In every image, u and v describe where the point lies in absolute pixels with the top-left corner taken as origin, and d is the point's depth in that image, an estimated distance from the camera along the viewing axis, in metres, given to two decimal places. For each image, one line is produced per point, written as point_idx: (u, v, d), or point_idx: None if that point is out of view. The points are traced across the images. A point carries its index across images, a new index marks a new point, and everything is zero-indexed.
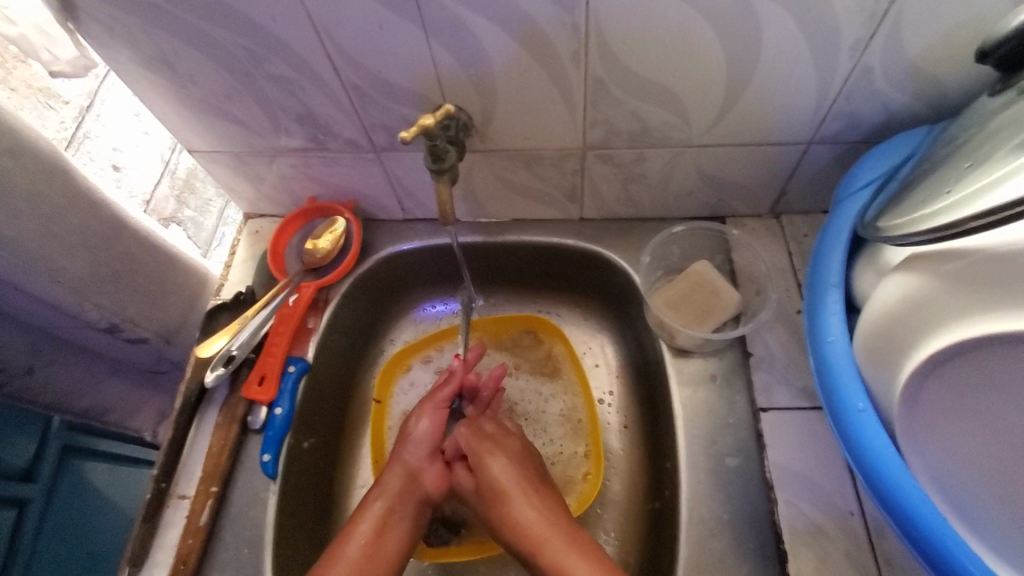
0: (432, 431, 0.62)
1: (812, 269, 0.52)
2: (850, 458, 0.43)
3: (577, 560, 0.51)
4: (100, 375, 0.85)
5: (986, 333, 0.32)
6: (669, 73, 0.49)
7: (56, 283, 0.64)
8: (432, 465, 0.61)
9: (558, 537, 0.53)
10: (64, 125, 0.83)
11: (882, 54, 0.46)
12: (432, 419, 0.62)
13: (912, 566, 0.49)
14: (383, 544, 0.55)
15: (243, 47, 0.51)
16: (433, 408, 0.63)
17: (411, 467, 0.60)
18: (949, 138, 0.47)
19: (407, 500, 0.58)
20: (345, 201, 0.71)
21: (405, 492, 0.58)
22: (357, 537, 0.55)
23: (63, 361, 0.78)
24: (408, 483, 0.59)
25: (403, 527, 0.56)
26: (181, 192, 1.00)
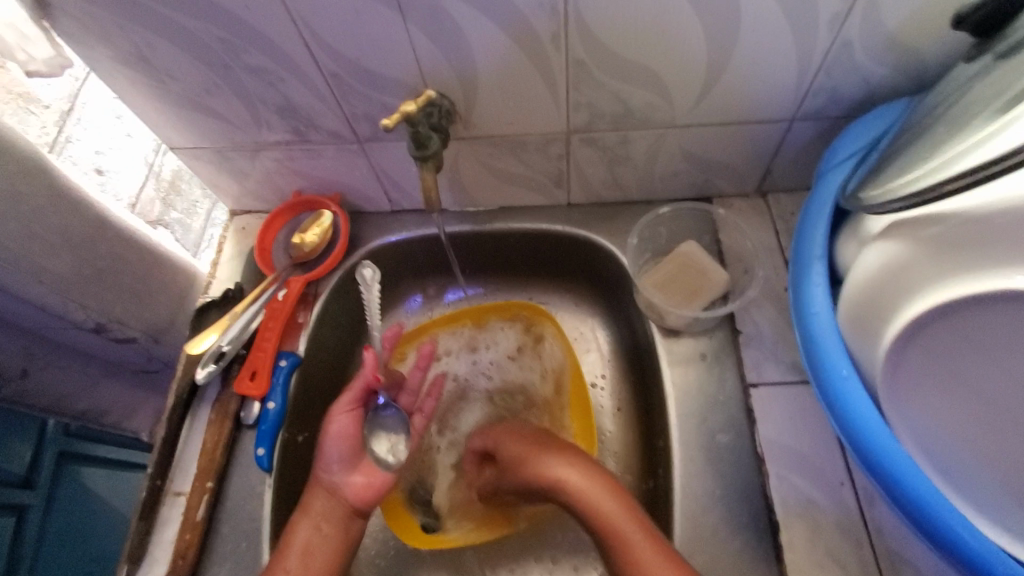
0: (343, 437, 0.57)
1: (797, 243, 0.53)
2: (838, 426, 0.44)
3: (572, 469, 0.53)
4: (94, 378, 0.83)
5: (959, 294, 0.32)
6: (650, 52, 0.49)
7: (41, 284, 0.63)
8: (352, 475, 0.57)
9: (562, 458, 0.54)
10: (46, 130, 0.82)
11: (860, 27, 0.46)
12: (348, 420, 0.57)
13: (902, 533, 0.50)
14: (312, 571, 0.52)
15: (221, 40, 0.51)
16: (344, 410, 0.58)
17: (331, 484, 0.56)
18: (930, 110, 0.47)
19: (330, 519, 0.55)
20: (331, 194, 0.71)
21: (327, 510, 0.55)
22: (285, 564, 0.51)
23: (57, 363, 0.77)
24: (329, 501, 0.56)
25: (330, 546, 0.54)
26: (167, 194, 0.99)
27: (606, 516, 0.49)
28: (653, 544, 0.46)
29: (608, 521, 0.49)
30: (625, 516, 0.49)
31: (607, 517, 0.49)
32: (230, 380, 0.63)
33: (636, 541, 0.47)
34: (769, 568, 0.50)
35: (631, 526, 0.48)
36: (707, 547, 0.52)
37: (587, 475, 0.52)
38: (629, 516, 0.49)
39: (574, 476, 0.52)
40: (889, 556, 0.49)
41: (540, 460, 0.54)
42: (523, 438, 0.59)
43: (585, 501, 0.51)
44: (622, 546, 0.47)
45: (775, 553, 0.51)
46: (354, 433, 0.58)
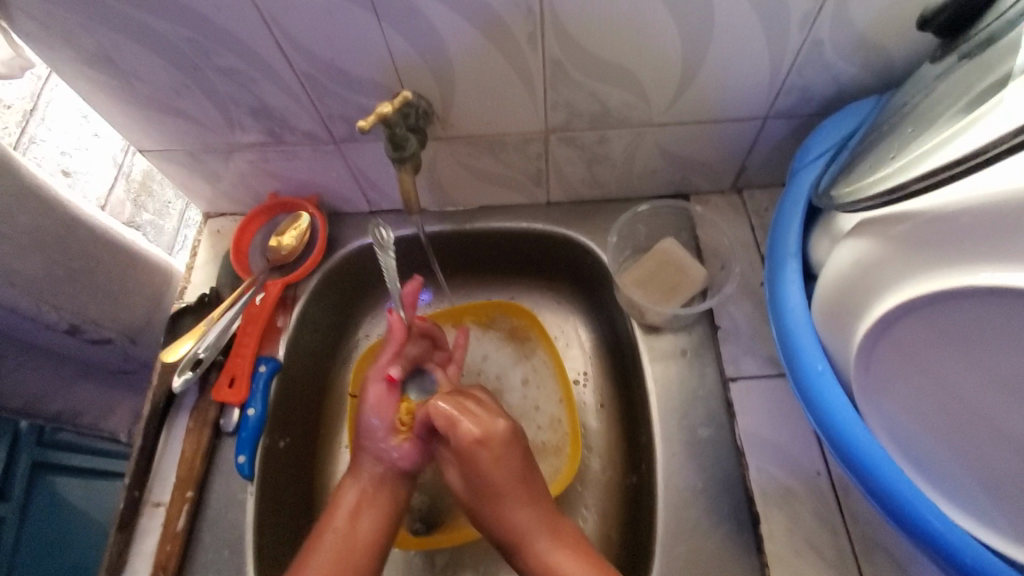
0: (382, 402, 0.58)
1: (772, 239, 0.53)
2: (814, 418, 0.46)
3: (525, 505, 0.51)
4: (66, 379, 0.81)
5: (928, 291, 0.33)
6: (625, 51, 0.50)
7: (12, 287, 0.61)
8: (397, 440, 0.57)
9: (514, 491, 0.51)
10: (7, 130, 0.79)
11: (830, 27, 0.47)
12: (381, 390, 0.59)
13: (876, 519, 0.52)
14: (360, 529, 0.52)
15: (190, 41, 0.49)
16: (377, 378, 0.60)
17: (376, 450, 0.57)
18: (896, 108, 0.49)
19: (382, 483, 0.55)
20: (308, 195, 0.70)
21: (377, 475, 0.56)
22: (332, 522, 0.52)
23: (30, 364, 0.74)
24: (377, 466, 0.56)
25: (381, 512, 0.54)
26: (138, 195, 0.96)
27: (534, 546, 0.49)
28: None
29: (554, 570, 0.48)
30: (574, 558, 0.48)
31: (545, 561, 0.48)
32: (208, 387, 0.62)
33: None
34: (749, 557, 0.51)
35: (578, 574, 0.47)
36: (689, 540, 0.53)
37: (538, 514, 0.51)
38: (576, 560, 0.48)
39: (524, 514, 0.50)
40: (864, 541, 0.51)
41: (491, 471, 0.51)
42: (474, 413, 0.54)
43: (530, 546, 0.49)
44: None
45: (756, 542, 0.52)
46: (392, 402, 0.59)
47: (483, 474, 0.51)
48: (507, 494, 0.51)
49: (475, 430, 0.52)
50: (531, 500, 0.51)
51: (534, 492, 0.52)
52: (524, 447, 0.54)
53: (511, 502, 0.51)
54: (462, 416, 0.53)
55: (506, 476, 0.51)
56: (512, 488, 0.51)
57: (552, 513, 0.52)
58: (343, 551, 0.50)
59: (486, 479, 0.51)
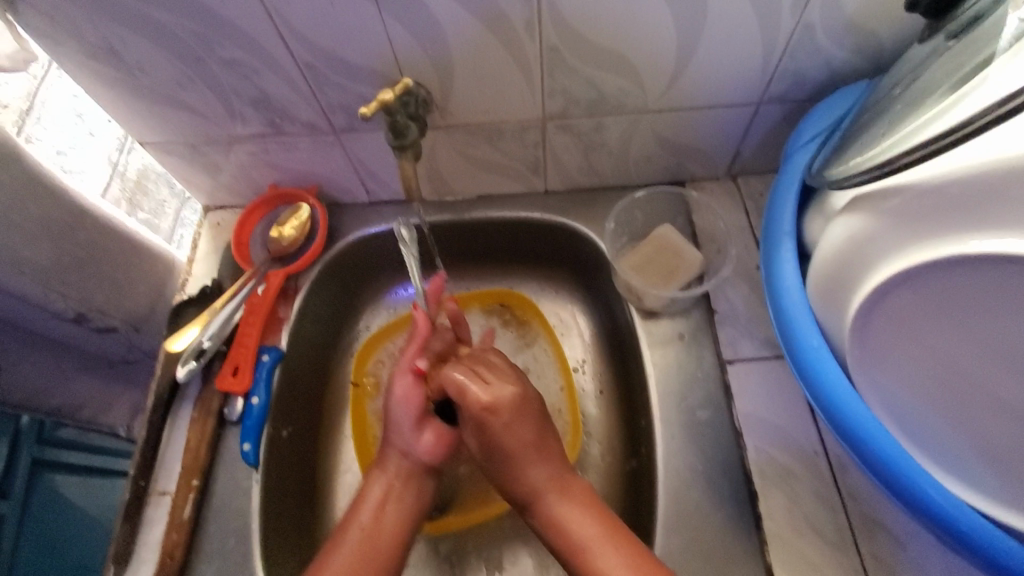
0: (410, 398, 0.58)
1: (767, 222, 0.54)
2: (810, 394, 0.47)
3: (539, 463, 0.53)
4: (70, 372, 0.82)
5: (920, 261, 0.34)
6: (621, 38, 0.50)
7: (20, 273, 0.62)
8: (421, 434, 0.57)
9: (528, 450, 0.53)
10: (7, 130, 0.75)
11: (821, 12, 0.48)
12: (408, 385, 0.58)
13: (872, 495, 0.53)
14: (385, 524, 0.53)
15: (192, 32, 0.50)
16: (403, 374, 0.59)
17: (402, 447, 0.57)
18: (886, 89, 0.50)
19: (406, 478, 0.56)
20: (307, 187, 0.70)
21: (400, 469, 0.56)
22: (358, 517, 0.53)
23: (31, 358, 0.75)
24: (402, 462, 0.56)
25: (405, 504, 0.55)
26: (134, 195, 0.96)
27: (547, 501, 0.52)
28: (606, 532, 0.49)
29: (562, 521, 0.50)
30: (580, 509, 0.51)
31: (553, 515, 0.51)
32: (212, 377, 0.63)
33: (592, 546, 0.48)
34: (748, 534, 0.53)
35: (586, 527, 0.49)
36: (690, 518, 0.54)
37: (550, 470, 0.53)
38: (587, 515, 0.50)
39: (538, 473, 0.52)
40: (860, 516, 0.52)
41: (506, 434, 0.53)
42: (484, 378, 0.56)
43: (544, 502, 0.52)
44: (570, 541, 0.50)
45: (755, 519, 0.53)
46: (420, 396, 0.58)
47: (499, 439, 0.53)
48: (521, 458, 0.53)
49: (487, 396, 0.54)
50: (545, 456, 0.53)
51: (546, 449, 0.54)
52: (536, 409, 0.55)
53: (524, 463, 0.53)
54: (471, 382, 0.55)
55: (519, 438, 0.53)
56: (525, 450, 0.53)
57: (564, 466, 0.54)
58: (369, 542, 0.51)
59: (500, 440, 0.53)
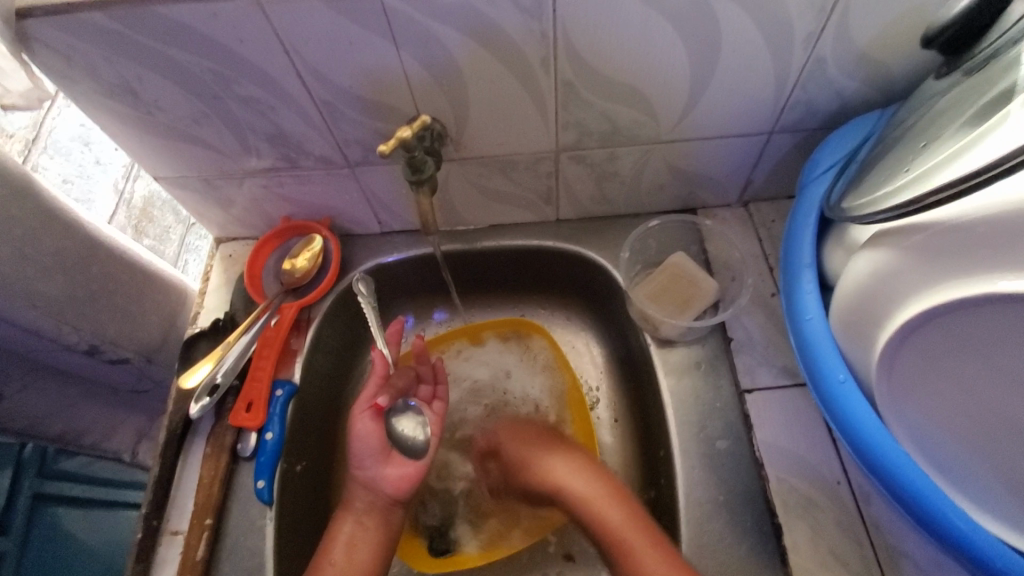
0: (373, 436, 0.57)
1: (785, 251, 0.54)
2: (837, 427, 0.46)
3: (566, 461, 0.57)
4: (71, 399, 0.81)
5: (947, 300, 0.34)
6: (634, 73, 0.51)
7: (34, 307, 0.61)
8: (387, 466, 0.58)
9: (559, 452, 0.58)
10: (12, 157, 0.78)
11: (833, 46, 0.49)
12: (370, 423, 0.57)
13: (898, 528, 0.52)
14: (359, 562, 0.53)
15: (211, 71, 0.50)
16: (364, 410, 0.58)
17: (366, 480, 0.57)
18: (900, 121, 0.51)
19: (374, 511, 0.56)
20: (321, 218, 0.71)
21: (367, 503, 0.56)
22: (330, 557, 0.53)
23: (34, 386, 0.75)
24: (368, 494, 0.57)
25: (375, 536, 0.55)
26: (138, 222, 0.95)
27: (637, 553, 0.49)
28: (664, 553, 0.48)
29: (614, 527, 0.51)
30: (635, 527, 0.51)
31: (613, 523, 0.52)
32: (225, 412, 0.62)
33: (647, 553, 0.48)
34: (774, 570, 0.51)
35: (616, 512, 0.52)
36: (713, 554, 0.53)
37: (592, 481, 0.55)
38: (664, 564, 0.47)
39: (578, 481, 0.55)
40: (887, 550, 0.51)
41: (563, 470, 0.56)
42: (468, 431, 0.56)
43: (587, 502, 0.54)
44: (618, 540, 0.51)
45: (780, 553, 0.52)
46: (380, 431, 0.58)
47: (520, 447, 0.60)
48: (542, 453, 0.58)
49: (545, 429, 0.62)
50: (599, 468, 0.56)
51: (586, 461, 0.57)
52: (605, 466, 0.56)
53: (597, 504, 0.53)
54: None
55: (565, 468, 0.56)
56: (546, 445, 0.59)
57: (607, 475, 0.56)
58: None
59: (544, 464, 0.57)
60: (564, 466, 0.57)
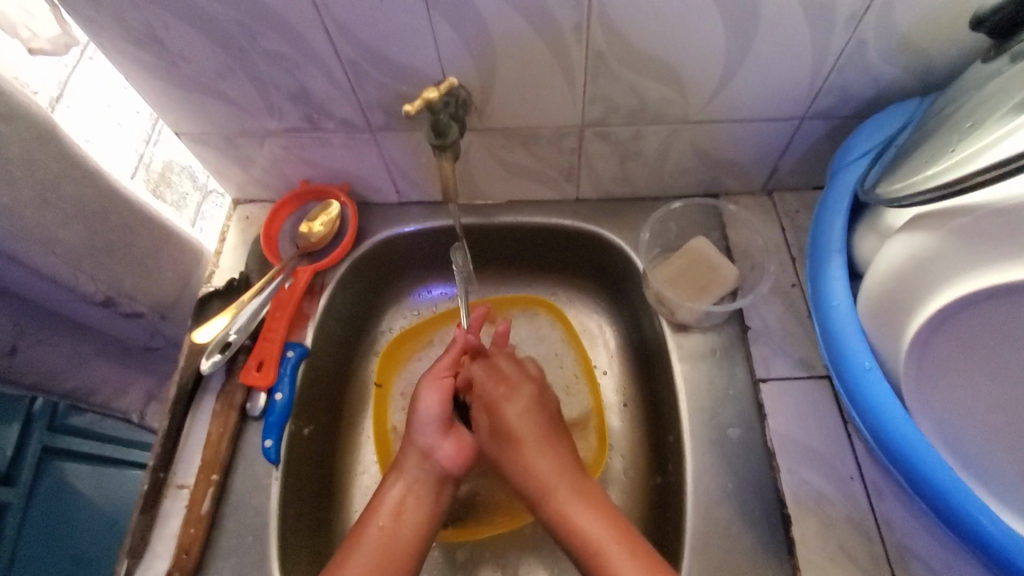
0: (436, 405, 0.57)
1: (814, 237, 0.53)
2: (858, 417, 0.45)
3: (540, 454, 0.55)
4: (84, 356, 0.81)
5: (1004, 280, 0.34)
6: (667, 47, 0.50)
7: (52, 254, 0.61)
8: (444, 440, 0.57)
9: (535, 441, 0.56)
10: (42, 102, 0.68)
11: (875, 28, 0.47)
12: (435, 393, 0.57)
13: (910, 527, 0.51)
14: (404, 526, 0.53)
15: (238, 23, 0.50)
16: (435, 379, 0.58)
17: (424, 448, 0.56)
18: (942, 108, 0.49)
19: (424, 482, 0.55)
20: (339, 184, 0.70)
21: (420, 472, 0.56)
22: (375, 521, 0.53)
23: (48, 340, 0.76)
24: (424, 464, 0.56)
25: (423, 506, 0.54)
26: (157, 185, 0.86)
27: (557, 499, 0.53)
28: (622, 543, 0.50)
29: (566, 515, 0.53)
30: (590, 512, 0.52)
31: (560, 508, 0.53)
32: (235, 371, 0.62)
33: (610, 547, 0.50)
34: (779, 560, 0.51)
35: (570, 494, 0.53)
36: (718, 540, 0.52)
37: (558, 464, 0.55)
38: (595, 514, 0.52)
39: (520, 422, 0.57)
40: (896, 547, 0.50)
41: (507, 414, 0.57)
42: (504, 374, 0.60)
43: (552, 495, 0.54)
44: (581, 539, 0.51)
45: (787, 544, 0.51)
46: (445, 403, 0.57)
47: (504, 421, 0.57)
48: (524, 440, 0.56)
49: (511, 372, 0.60)
50: (536, 439, 0.56)
51: (544, 433, 0.57)
52: (545, 409, 0.59)
53: (529, 452, 0.55)
54: (491, 377, 0.59)
55: (512, 417, 0.57)
56: (529, 434, 0.56)
57: (566, 455, 0.56)
58: (386, 548, 0.51)
59: (501, 420, 0.57)
60: (513, 410, 0.57)
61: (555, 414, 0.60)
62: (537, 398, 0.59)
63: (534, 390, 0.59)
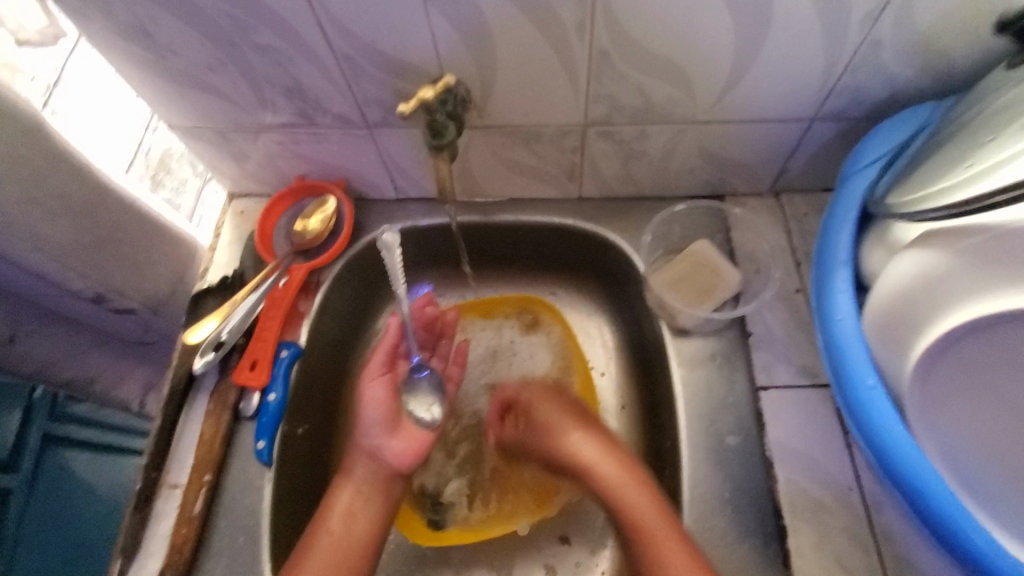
0: (379, 404, 0.56)
1: (820, 245, 0.52)
2: (860, 435, 0.44)
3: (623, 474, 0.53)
4: (83, 346, 0.81)
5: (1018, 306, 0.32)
6: (673, 46, 0.48)
7: (39, 252, 0.61)
8: (392, 439, 0.56)
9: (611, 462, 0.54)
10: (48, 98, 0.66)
11: (891, 27, 0.45)
12: (378, 388, 0.57)
13: (910, 541, 0.50)
14: (355, 529, 0.52)
15: (228, 15, 0.48)
16: (379, 375, 0.57)
17: (371, 449, 0.56)
18: (958, 114, 0.47)
19: (375, 482, 0.55)
20: (335, 179, 0.69)
21: (370, 474, 0.55)
22: (328, 524, 0.52)
23: (46, 331, 0.75)
24: (372, 464, 0.55)
25: (374, 508, 0.54)
26: (156, 173, 0.82)
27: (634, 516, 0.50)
28: (662, 517, 0.49)
29: (618, 497, 0.52)
30: (632, 483, 0.52)
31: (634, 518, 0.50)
32: (229, 369, 0.61)
33: (650, 520, 0.49)
34: (776, 572, 0.50)
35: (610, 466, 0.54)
36: (715, 550, 0.52)
37: (601, 446, 0.55)
38: (673, 538, 0.47)
39: (585, 446, 0.55)
40: (895, 561, 0.49)
41: (582, 449, 0.55)
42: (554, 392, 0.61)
43: (599, 476, 0.54)
44: (629, 516, 0.50)
45: (783, 557, 0.50)
46: (387, 398, 0.57)
47: (567, 444, 0.56)
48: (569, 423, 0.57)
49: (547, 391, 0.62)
50: (616, 461, 0.54)
51: (616, 456, 0.55)
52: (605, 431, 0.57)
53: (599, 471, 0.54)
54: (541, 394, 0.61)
55: (589, 452, 0.55)
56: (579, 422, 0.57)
57: (612, 444, 0.56)
58: (338, 553, 0.50)
59: (578, 453, 0.55)
60: (585, 444, 0.55)
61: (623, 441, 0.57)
62: (610, 441, 0.56)
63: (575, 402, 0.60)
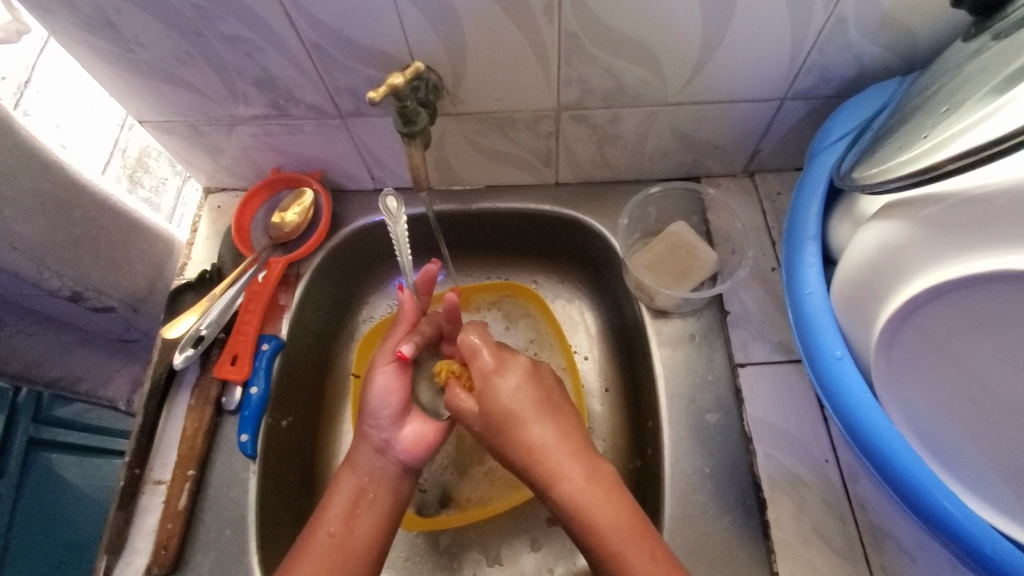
0: (389, 393, 0.55)
1: (791, 221, 0.53)
2: (828, 404, 0.45)
3: (541, 429, 0.50)
4: (66, 346, 0.80)
5: (965, 274, 0.34)
6: (641, 27, 0.48)
7: (13, 250, 0.61)
8: (402, 429, 0.55)
9: (533, 418, 0.50)
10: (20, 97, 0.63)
11: (856, 4, 0.46)
12: (390, 374, 0.55)
13: (884, 508, 0.51)
14: (356, 531, 0.51)
15: (192, 6, 0.47)
16: (385, 362, 0.56)
17: (379, 443, 0.54)
18: (921, 88, 0.48)
19: (381, 477, 0.54)
20: (311, 171, 0.69)
21: (376, 469, 0.54)
22: (326, 525, 0.50)
23: (29, 331, 0.74)
24: (379, 459, 0.54)
25: (379, 508, 0.52)
26: (133, 172, 0.79)
27: (562, 488, 0.48)
28: (632, 534, 0.46)
29: (571, 498, 0.48)
30: (602, 499, 0.47)
31: (570, 494, 0.48)
32: (210, 364, 0.61)
33: (611, 530, 0.46)
34: (755, 543, 0.51)
35: (574, 477, 0.48)
36: (696, 525, 0.53)
37: (553, 433, 0.50)
38: (615, 519, 0.46)
39: (511, 397, 0.51)
40: (870, 530, 0.51)
41: (500, 393, 0.51)
42: (501, 355, 0.54)
43: (544, 465, 0.49)
44: (590, 527, 0.47)
45: (762, 528, 0.52)
46: (401, 387, 0.56)
47: (494, 399, 0.51)
48: (520, 415, 0.50)
49: (476, 342, 0.54)
50: (535, 412, 0.51)
51: (537, 406, 0.51)
52: (538, 391, 0.52)
53: (522, 423, 0.50)
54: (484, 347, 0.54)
55: (501, 393, 0.51)
56: (523, 408, 0.51)
57: (570, 430, 0.51)
58: (337, 554, 0.49)
59: (491, 402, 0.51)
60: (506, 385, 0.52)
61: (556, 399, 0.53)
62: (530, 368, 0.54)
63: (525, 360, 0.54)
